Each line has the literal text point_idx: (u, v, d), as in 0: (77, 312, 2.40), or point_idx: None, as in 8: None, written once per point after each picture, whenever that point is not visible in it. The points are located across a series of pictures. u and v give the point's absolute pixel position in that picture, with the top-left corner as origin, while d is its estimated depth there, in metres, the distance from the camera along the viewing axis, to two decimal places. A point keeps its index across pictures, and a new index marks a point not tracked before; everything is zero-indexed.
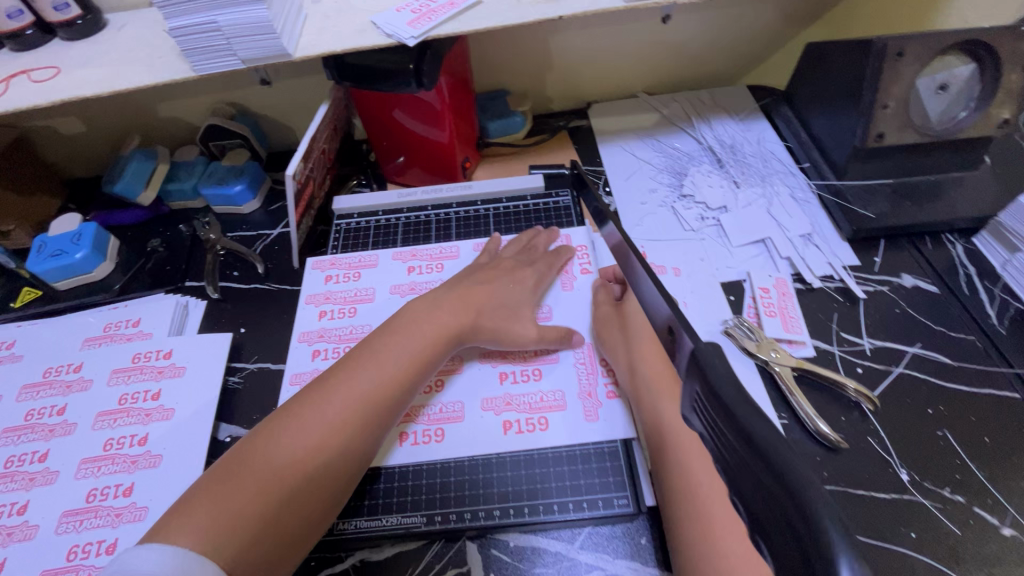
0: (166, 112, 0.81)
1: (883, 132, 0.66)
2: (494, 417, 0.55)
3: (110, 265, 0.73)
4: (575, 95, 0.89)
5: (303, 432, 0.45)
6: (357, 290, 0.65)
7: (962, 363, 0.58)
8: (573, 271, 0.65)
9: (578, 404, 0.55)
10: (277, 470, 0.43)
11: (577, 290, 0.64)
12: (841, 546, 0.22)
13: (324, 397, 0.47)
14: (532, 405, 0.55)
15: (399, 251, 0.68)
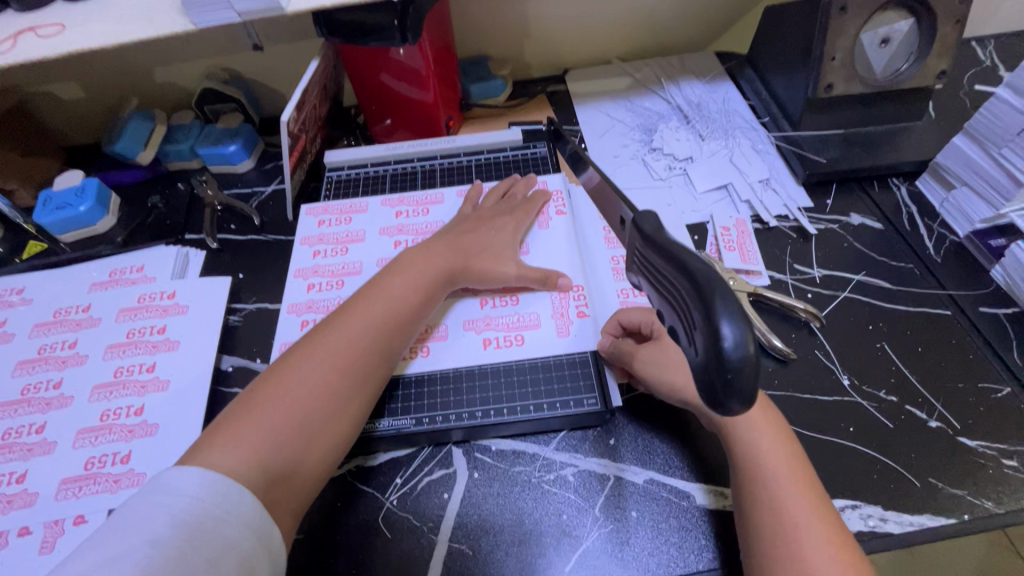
0: (162, 78, 0.85)
1: (833, 83, 0.72)
2: (475, 335, 0.60)
3: (112, 219, 0.77)
4: (553, 61, 0.94)
5: (317, 365, 0.50)
6: (348, 231, 0.70)
7: (901, 288, 0.64)
8: (549, 212, 0.70)
9: (551, 322, 0.60)
10: (299, 397, 0.48)
11: (553, 228, 0.69)
12: (728, 312, 0.28)
13: (333, 334, 0.52)
14: (510, 325, 0.61)
15: (387, 198, 0.73)
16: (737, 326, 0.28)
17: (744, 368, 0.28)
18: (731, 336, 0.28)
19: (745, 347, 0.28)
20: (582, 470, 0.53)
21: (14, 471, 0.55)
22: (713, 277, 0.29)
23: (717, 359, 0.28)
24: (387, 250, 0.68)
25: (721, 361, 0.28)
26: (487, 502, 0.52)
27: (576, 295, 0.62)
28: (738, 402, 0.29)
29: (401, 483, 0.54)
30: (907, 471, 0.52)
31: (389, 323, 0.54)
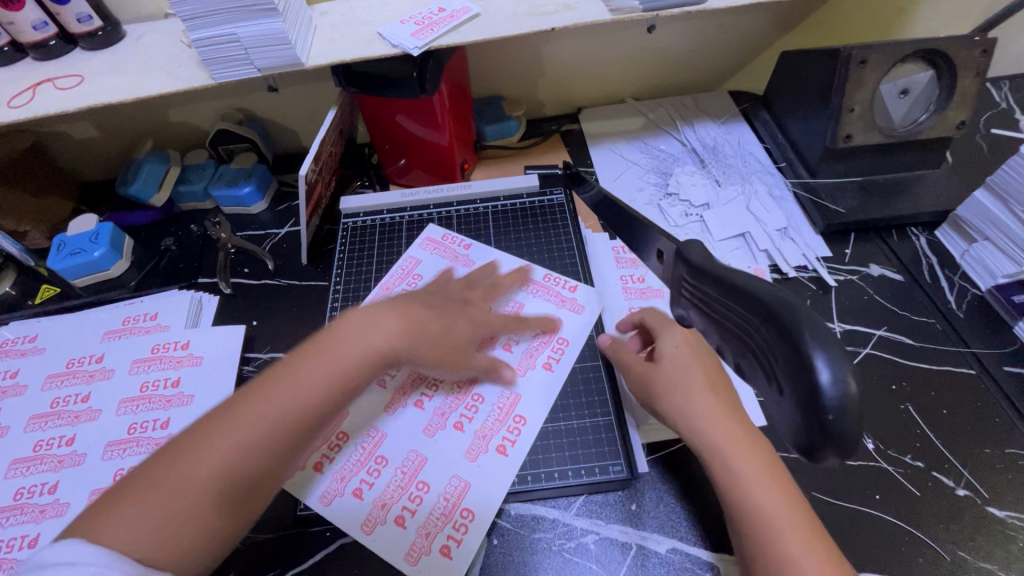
0: (177, 117, 0.85)
1: (851, 133, 0.71)
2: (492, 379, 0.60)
3: (126, 263, 0.76)
4: (567, 100, 0.94)
5: (259, 418, 0.42)
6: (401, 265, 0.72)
7: (923, 344, 0.64)
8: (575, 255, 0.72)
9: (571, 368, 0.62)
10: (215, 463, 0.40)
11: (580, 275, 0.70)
12: (827, 359, 0.32)
13: (280, 386, 0.43)
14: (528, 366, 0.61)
15: (429, 240, 0.74)
16: (834, 365, 0.32)
17: (841, 410, 0.32)
18: (828, 381, 0.31)
19: (847, 385, 0.32)
20: (604, 537, 0.53)
21: (26, 535, 0.54)
22: (805, 318, 0.33)
23: (816, 397, 0.32)
24: None
25: (817, 403, 0.32)
26: (507, 571, 0.51)
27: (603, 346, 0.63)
28: (833, 451, 0.34)
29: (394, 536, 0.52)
30: (936, 544, 0.51)
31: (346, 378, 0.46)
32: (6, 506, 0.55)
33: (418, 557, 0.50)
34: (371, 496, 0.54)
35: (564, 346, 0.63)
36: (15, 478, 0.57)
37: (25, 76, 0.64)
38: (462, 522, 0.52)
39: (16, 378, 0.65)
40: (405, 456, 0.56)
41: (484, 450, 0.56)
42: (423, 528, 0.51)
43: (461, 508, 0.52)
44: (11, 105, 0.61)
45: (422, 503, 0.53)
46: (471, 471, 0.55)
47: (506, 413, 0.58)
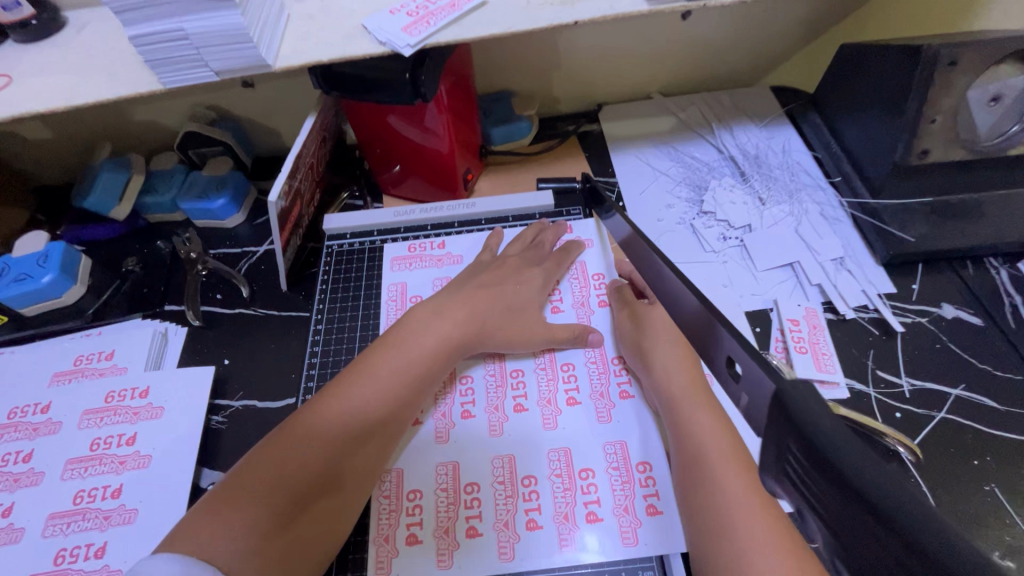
0: (141, 116, 0.74)
1: (928, 148, 0.60)
2: (495, 411, 0.53)
3: (81, 288, 0.67)
4: (586, 96, 0.83)
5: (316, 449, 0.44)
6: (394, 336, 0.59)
7: (1010, 408, 0.53)
8: (589, 304, 0.60)
9: (590, 405, 0.53)
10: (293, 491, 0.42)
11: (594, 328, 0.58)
12: None
13: (334, 418, 0.46)
14: (541, 398, 0.53)
15: (398, 258, 0.65)
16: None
17: None
18: None
19: None
20: None
21: None
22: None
23: None
24: None
25: None
26: None
27: (617, 370, 0.55)
28: None
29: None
30: None
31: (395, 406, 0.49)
32: None
33: (515, 539, 0.46)
34: (428, 532, 0.47)
35: (573, 370, 0.55)
36: None
37: None
38: (584, 483, 0.48)
39: None
40: (435, 474, 0.50)
41: (504, 418, 0.52)
42: (557, 513, 0.47)
43: (633, 464, 0.49)
44: None
45: (478, 499, 0.48)
46: (506, 442, 0.51)
47: (501, 377, 0.55)
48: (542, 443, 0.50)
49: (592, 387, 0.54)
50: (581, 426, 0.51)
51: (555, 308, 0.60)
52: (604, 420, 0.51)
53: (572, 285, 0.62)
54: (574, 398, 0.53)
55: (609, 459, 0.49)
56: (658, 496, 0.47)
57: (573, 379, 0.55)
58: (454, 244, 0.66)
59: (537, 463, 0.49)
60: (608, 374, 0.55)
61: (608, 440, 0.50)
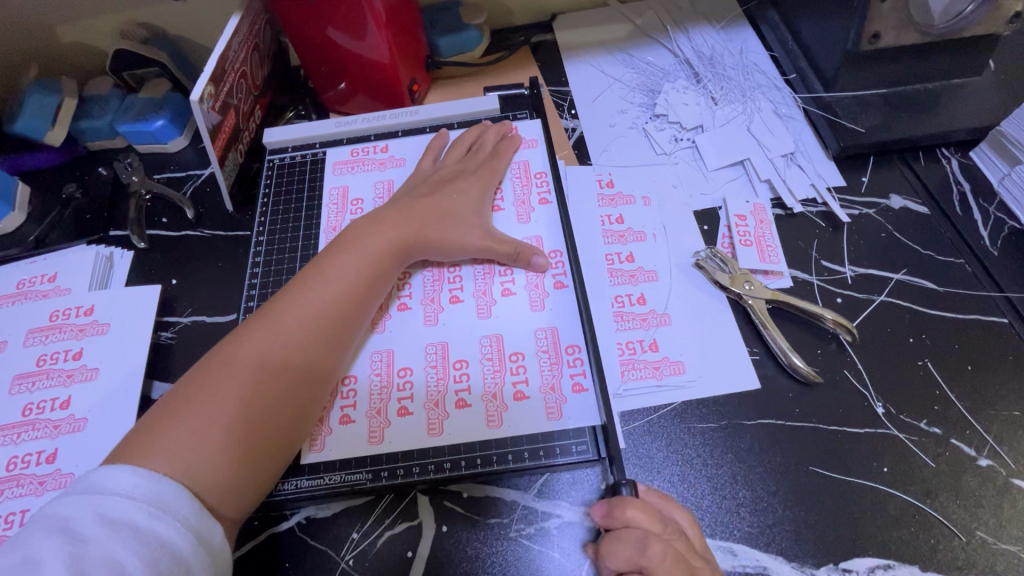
0: (68, 37, 0.71)
1: (880, 32, 0.58)
2: (430, 306, 0.54)
3: (22, 215, 0.66)
4: (538, 4, 0.79)
5: (254, 368, 0.44)
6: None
7: (948, 289, 0.54)
8: (530, 202, 0.60)
9: (525, 294, 0.54)
10: (239, 404, 0.43)
11: (533, 227, 0.58)
12: None
13: (267, 340, 0.46)
14: (477, 290, 0.55)
15: (339, 163, 0.64)
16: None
17: None
18: None
19: None
20: (567, 522, 0.46)
21: None
22: None
23: None
24: None
25: None
26: (458, 562, 0.45)
27: (554, 264, 0.56)
28: None
29: (478, 464, 0.47)
30: (950, 523, 0.44)
31: (336, 320, 0.49)
32: None
33: (444, 417, 0.49)
34: (360, 413, 0.50)
35: (510, 265, 0.56)
36: None
37: None
38: (514, 364, 0.51)
39: None
40: (370, 362, 0.52)
41: (439, 309, 0.54)
42: (486, 393, 0.50)
43: (563, 346, 0.51)
44: None
45: (411, 384, 0.50)
46: (440, 331, 0.53)
47: (439, 272, 0.56)
48: (475, 331, 0.53)
49: (528, 279, 0.55)
50: (514, 316, 0.53)
51: (495, 208, 0.60)
52: (535, 308, 0.53)
53: (515, 184, 0.61)
54: (510, 290, 0.55)
55: (540, 342, 0.52)
56: (585, 374, 0.50)
57: (511, 273, 0.56)
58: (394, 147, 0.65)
59: (469, 349, 0.52)
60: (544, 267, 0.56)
61: (542, 326, 0.52)
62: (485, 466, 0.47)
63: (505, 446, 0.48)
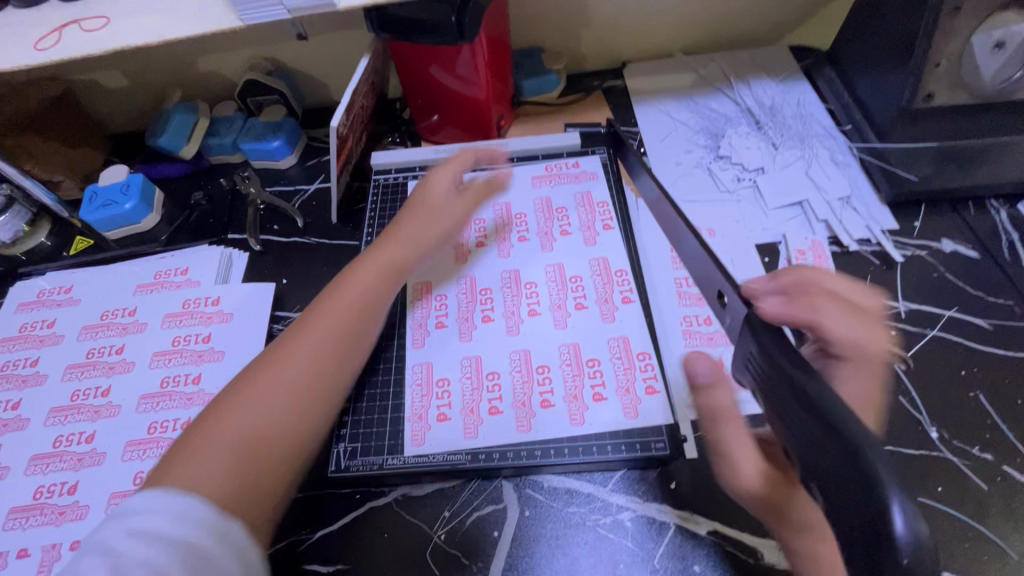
0: (205, 67, 0.82)
1: (933, 92, 0.65)
2: (514, 318, 0.61)
3: (156, 216, 0.75)
4: (611, 54, 0.88)
5: (272, 384, 0.46)
6: (459, 289, 0.64)
7: (998, 328, 0.58)
8: (595, 227, 0.67)
9: (596, 308, 0.61)
10: (264, 414, 0.45)
11: (598, 249, 0.65)
12: (899, 499, 0.26)
13: (276, 361, 0.48)
14: (553, 303, 0.62)
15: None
16: (913, 517, 0.26)
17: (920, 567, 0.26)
18: (905, 527, 0.26)
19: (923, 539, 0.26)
20: (640, 516, 0.51)
21: (65, 482, 0.55)
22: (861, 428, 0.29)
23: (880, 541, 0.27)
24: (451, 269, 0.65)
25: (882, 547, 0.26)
26: (539, 544, 0.50)
27: (621, 281, 0.62)
28: None
29: (565, 455, 0.53)
30: (1002, 542, 0.47)
31: (345, 335, 0.52)
32: (46, 453, 0.57)
33: (534, 414, 0.55)
34: (456, 411, 0.56)
35: (581, 281, 0.63)
36: (55, 425, 0.58)
37: (52, 18, 0.61)
38: (591, 369, 0.57)
39: (53, 328, 0.66)
40: (461, 365, 0.58)
41: (520, 320, 0.61)
42: (568, 394, 0.55)
43: (634, 352, 0.57)
44: (37, 48, 0.59)
45: (500, 385, 0.56)
46: (522, 340, 0.59)
47: (517, 288, 0.63)
48: (552, 341, 0.59)
49: (597, 294, 0.62)
50: (583, 328, 0.59)
51: (565, 232, 0.67)
52: (606, 320, 0.60)
53: (582, 213, 0.69)
54: (582, 304, 0.61)
55: (612, 350, 0.58)
56: (656, 377, 0.56)
57: (581, 288, 0.62)
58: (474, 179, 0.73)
59: (549, 355, 0.58)
60: (612, 283, 0.62)
61: (611, 335, 0.59)
62: (570, 455, 0.53)
63: (588, 442, 0.53)
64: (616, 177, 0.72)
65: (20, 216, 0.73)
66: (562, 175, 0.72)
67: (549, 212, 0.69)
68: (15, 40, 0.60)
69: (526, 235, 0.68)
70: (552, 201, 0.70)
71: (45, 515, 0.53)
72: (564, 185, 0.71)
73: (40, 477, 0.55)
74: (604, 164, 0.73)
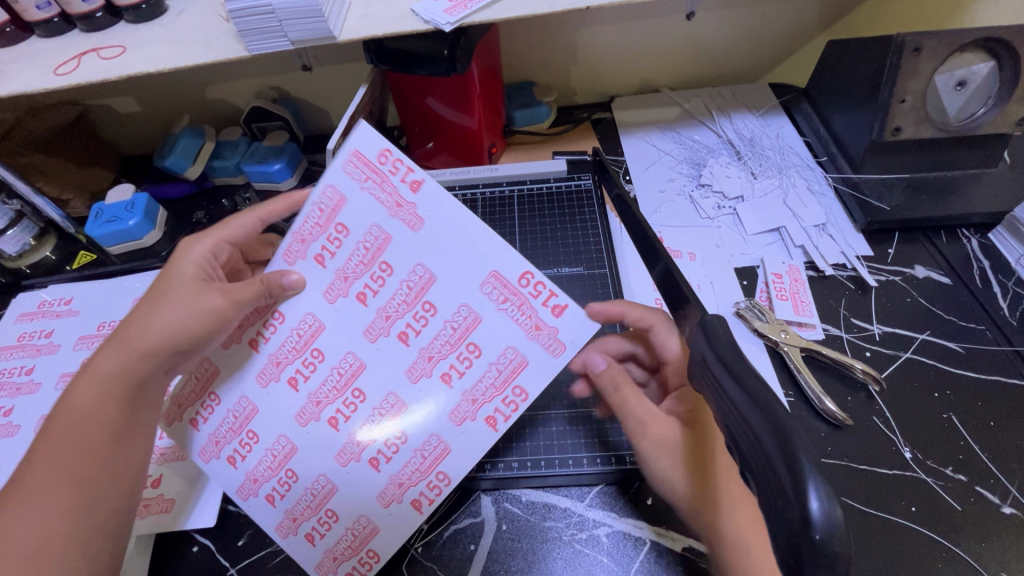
0: (215, 94, 0.86)
1: (900, 126, 0.67)
2: (353, 401, 0.49)
3: (159, 233, 0.78)
4: (600, 88, 0.92)
5: (76, 420, 0.44)
6: (298, 326, 0.50)
7: (970, 352, 0.59)
8: (436, 363, 0.49)
9: (455, 404, 0.48)
10: (74, 448, 0.43)
11: (492, 396, 0.48)
12: (816, 483, 0.25)
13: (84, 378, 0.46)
14: (383, 396, 0.49)
15: (356, 159, 0.47)
16: (827, 496, 0.25)
17: (835, 548, 0.25)
18: (818, 509, 0.24)
19: (835, 523, 0.25)
20: (616, 531, 0.51)
21: None
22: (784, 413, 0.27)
23: (797, 526, 0.25)
24: (362, 313, 0.49)
25: (802, 533, 0.25)
26: (514, 558, 0.50)
27: (504, 358, 0.48)
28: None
29: (541, 467, 0.54)
30: (976, 563, 0.47)
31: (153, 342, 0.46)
32: None
33: (293, 532, 0.50)
34: (286, 503, 0.50)
35: (528, 392, 0.48)
36: None
37: (72, 47, 0.66)
38: (367, 528, 0.49)
39: (50, 338, 0.68)
40: (273, 443, 0.50)
41: (314, 416, 0.50)
42: (331, 551, 0.49)
43: (439, 466, 0.48)
44: (57, 73, 0.63)
45: (291, 488, 0.49)
46: (302, 439, 0.50)
47: (394, 424, 0.49)
48: (330, 446, 0.49)
49: (470, 389, 0.48)
50: (373, 489, 0.49)
51: (474, 343, 0.48)
52: (383, 504, 0.49)
53: (444, 329, 0.48)
54: (379, 465, 0.49)
55: (415, 458, 0.49)
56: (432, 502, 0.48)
57: (433, 356, 0.49)
58: (422, 195, 0.47)
59: (391, 461, 0.49)
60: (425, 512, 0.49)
61: (432, 435, 0.48)
62: (547, 468, 0.54)
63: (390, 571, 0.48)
64: (603, 203, 0.74)
65: (26, 230, 0.75)
66: (529, 308, 0.47)
67: (462, 333, 0.48)
68: (37, 66, 0.64)
69: (409, 337, 0.49)
70: (436, 290, 0.48)
71: None
72: (517, 328, 0.47)
73: None
74: (589, 189, 0.75)
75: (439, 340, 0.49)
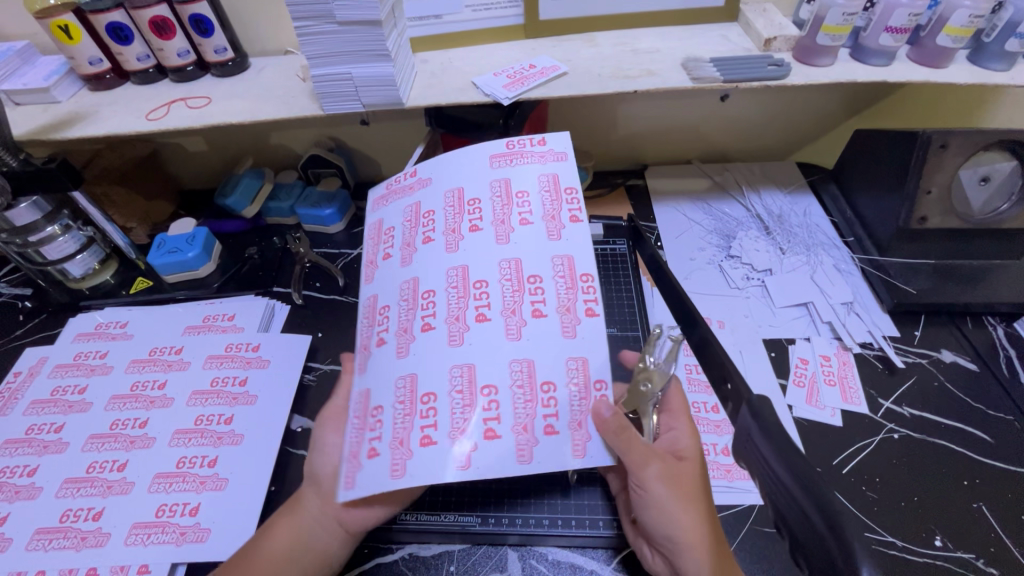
0: (276, 140, 0.93)
1: (926, 216, 0.71)
2: (425, 336, 0.51)
3: (212, 265, 0.83)
4: (634, 157, 0.98)
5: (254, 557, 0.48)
6: (401, 295, 0.55)
7: (999, 441, 0.60)
8: (482, 396, 0.47)
9: (509, 397, 0.48)
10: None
11: (563, 245, 0.54)
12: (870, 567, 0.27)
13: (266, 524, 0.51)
14: (455, 315, 0.51)
15: (376, 199, 0.63)
16: None
17: None
18: None
19: None
20: None
21: (92, 508, 0.57)
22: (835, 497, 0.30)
23: None
24: (444, 256, 0.55)
25: None
26: None
27: (544, 399, 0.48)
28: None
29: (572, 527, 0.55)
30: None
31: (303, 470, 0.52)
32: (79, 477, 0.60)
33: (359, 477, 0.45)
34: (384, 445, 0.46)
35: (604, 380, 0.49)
36: (90, 452, 0.62)
37: (163, 95, 0.72)
38: (486, 399, 0.48)
39: (104, 359, 0.72)
40: (353, 402, 0.51)
41: (412, 338, 0.51)
42: (453, 428, 0.46)
43: (537, 381, 0.48)
44: (148, 118, 0.69)
45: (380, 423, 0.47)
46: (411, 362, 0.50)
47: (470, 394, 0.48)
48: (395, 371, 0.50)
49: (515, 418, 0.47)
50: (448, 416, 0.47)
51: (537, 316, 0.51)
52: (464, 467, 0.45)
53: (505, 288, 0.52)
54: (433, 435, 0.46)
55: (454, 382, 0.48)
56: (498, 418, 0.47)
57: (485, 295, 0.52)
58: (425, 170, 0.62)
59: (437, 381, 0.49)
60: (534, 402, 0.48)
61: (484, 381, 0.48)
62: (580, 528, 0.55)
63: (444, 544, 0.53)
64: (636, 268, 0.78)
65: (93, 255, 0.80)
66: (571, 292, 0.52)
67: (508, 196, 0.57)
68: (130, 110, 0.71)
69: (484, 313, 0.51)
70: (523, 266, 0.53)
71: (68, 539, 0.55)
72: (543, 202, 0.56)
73: (69, 500, 0.58)
74: (622, 254, 0.80)
75: (508, 320, 0.51)
